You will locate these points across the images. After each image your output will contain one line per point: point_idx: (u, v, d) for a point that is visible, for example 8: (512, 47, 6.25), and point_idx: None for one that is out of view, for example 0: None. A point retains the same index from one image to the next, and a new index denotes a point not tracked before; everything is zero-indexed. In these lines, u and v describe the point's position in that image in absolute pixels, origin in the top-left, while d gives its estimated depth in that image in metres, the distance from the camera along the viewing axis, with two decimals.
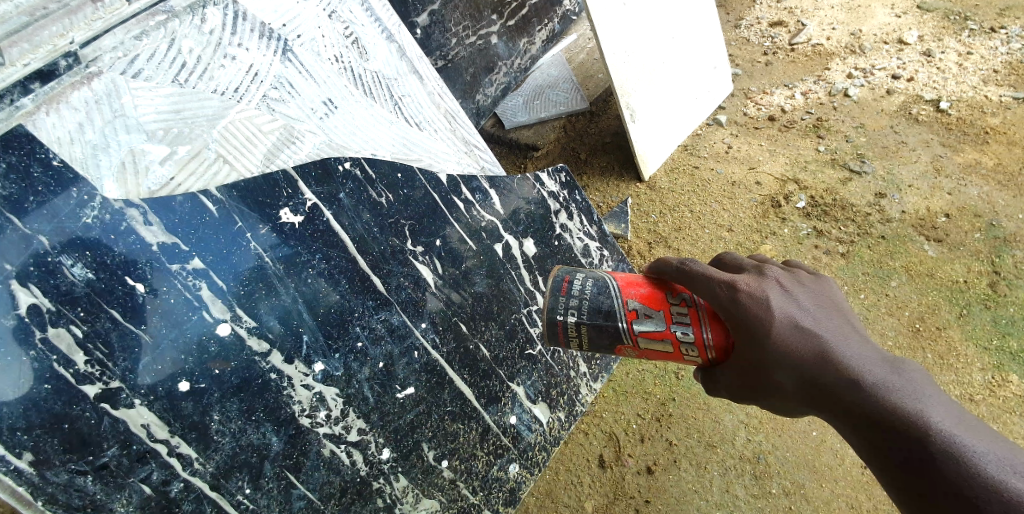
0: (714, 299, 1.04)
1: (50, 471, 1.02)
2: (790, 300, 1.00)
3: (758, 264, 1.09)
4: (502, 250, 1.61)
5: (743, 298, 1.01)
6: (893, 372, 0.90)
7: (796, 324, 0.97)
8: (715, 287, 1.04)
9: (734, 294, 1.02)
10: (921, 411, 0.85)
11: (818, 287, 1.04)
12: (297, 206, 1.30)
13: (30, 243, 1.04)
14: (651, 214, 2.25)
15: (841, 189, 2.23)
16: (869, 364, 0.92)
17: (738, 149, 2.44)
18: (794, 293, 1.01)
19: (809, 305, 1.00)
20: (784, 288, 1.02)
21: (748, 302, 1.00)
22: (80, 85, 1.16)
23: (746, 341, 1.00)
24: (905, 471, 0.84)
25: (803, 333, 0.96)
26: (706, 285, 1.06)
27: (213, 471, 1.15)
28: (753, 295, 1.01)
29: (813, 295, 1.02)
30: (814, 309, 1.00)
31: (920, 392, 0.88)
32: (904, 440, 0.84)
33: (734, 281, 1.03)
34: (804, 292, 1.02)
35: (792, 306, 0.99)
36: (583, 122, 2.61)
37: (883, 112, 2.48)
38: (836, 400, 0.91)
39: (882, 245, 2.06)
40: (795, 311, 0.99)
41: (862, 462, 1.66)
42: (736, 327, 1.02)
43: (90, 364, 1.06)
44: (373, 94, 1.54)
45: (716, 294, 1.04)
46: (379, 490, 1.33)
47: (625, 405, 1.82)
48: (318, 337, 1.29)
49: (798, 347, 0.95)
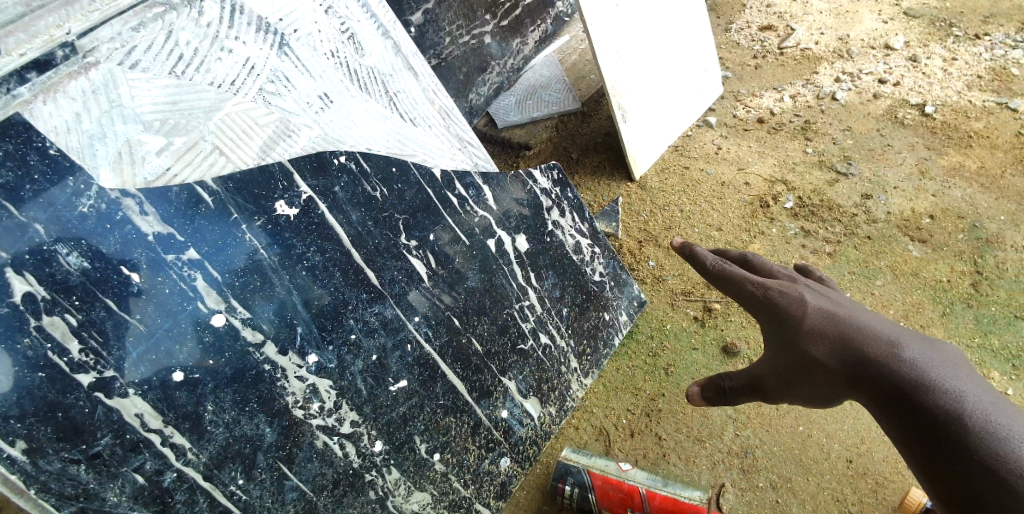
0: (746, 294, 1.32)
1: (44, 460, 1.03)
2: (812, 296, 1.25)
3: (790, 276, 1.36)
4: (495, 246, 1.62)
5: (773, 295, 1.28)
6: (933, 352, 1.07)
7: (815, 315, 1.21)
8: (747, 286, 1.32)
9: (764, 291, 1.29)
10: (951, 385, 1.00)
11: (834, 294, 1.30)
12: (292, 199, 1.31)
13: (26, 231, 1.04)
14: (641, 213, 2.28)
15: (828, 190, 2.26)
16: (911, 344, 1.09)
17: (728, 151, 2.48)
18: (821, 294, 1.27)
19: (850, 305, 1.24)
20: (820, 293, 1.28)
21: (778, 297, 1.27)
22: (77, 75, 1.17)
23: (782, 330, 1.24)
24: (913, 433, 1.01)
25: (823, 322, 1.19)
26: (741, 286, 1.34)
27: (206, 461, 1.16)
28: (781, 293, 1.27)
29: (840, 299, 1.27)
30: (839, 304, 1.25)
31: (958, 370, 1.04)
32: (911, 407, 1.02)
33: (765, 283, 1.31)
34: (834, 296, 1.28)
35: (830, 304, 1.23)
36: (575, 121, 2.63)
37: (870, 115, 2.53)
38: (864, 375, 1.10)
39: (868, 244, 2.10)
40: (817, 307, 1.22)
41: (848, 456, 1.69)
42: (772, 318, 1.26)
43: (85, 353, 1.07)
44: (368, 89, 1.55)
45: (751, 293, 1.31)
46: (371, 482, 1.35)
47: (615, 401, 1.84)
48: (312, 329, 1.30)
49: (815, 333, 1.18)
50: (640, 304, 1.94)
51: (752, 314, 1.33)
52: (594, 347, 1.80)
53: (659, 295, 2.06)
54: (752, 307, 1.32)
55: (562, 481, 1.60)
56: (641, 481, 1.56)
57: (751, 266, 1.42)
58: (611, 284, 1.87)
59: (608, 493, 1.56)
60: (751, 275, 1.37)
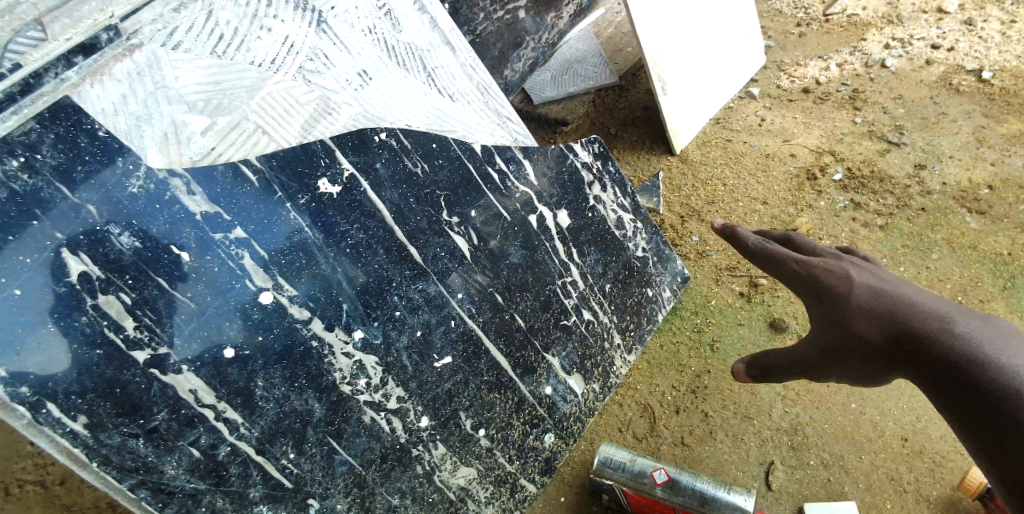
0: (788, 273, 1.30)
1: (104, 434, 1.05)
2: (857, 272, 1.22)
3: (834, 251, 1.32)
4: (536, 221, 1.60)
5: (817, 273, 1.25)
6: (985, 325, 1.03)
7: (861, 292, 1.18)
8: (790, 265, 1.29)
9: (806, 269, 1.26)
10: (1004, 359, 0.96)
11: (880, 270, 1.26)
12: (334, 176, 1.31)
13: (79, 212, 1.06)
14: (683, 188, 2.23)
15: (878, 160, 2.18)
16: (960, 318, 1.05)
17: (772, 123, 2.40)
18: (868, 272, 1.23)
19: (896, 280, 1.20)
20: (864, 269, 1.24)
21: (822, 275, 1.24)
22: (122, 57, 1.18)
23: (825, 307, 1.21)
24: (964, 409, 0.99)
25: (870, 299, 1.16)
26: (784, 265, 1.31)
27: (258, 436, 1.18)
28: (826, 270, 1.24)
29: (886, 275, 1.23)
30: (887, 280, 1.21)
31: (1013, 342, 1.00)
32: (962, 382, 0.99)
33: (809, 261, 1.27)
34: (880, 271, 1.24)
35: (875, 280, 1.20)
36: (612, 96, 2.58)
37: (922, 82, 2.42)
38: (910, 350, 1.08)
39: (921, 217, 2.02)
40: (864, 284, 1.19)
41: (903, 434, 1.64)
42: (815, 296, 1.24)
43: (139, 330, 1.09)
44: (406, 65, 1.54)
45: (794, 272, 1.28)
46: (418, 457, 1.35)
47: (660, 377, 1.82)
48: (358, 306, 1.31)
49: (861, 310, 1.16)
50: (684, 280, 1.91)
51: (796, 293, 1.30)
52: (637, 324, 1.77)
53: (703, 271, 2.02)
54: (795, 286, 1.29)
55: (598, 494, 1.56)
56: (677, 500, 1.46)
57: (794, 245, 1.37)
58: (654, 260, 1.83)
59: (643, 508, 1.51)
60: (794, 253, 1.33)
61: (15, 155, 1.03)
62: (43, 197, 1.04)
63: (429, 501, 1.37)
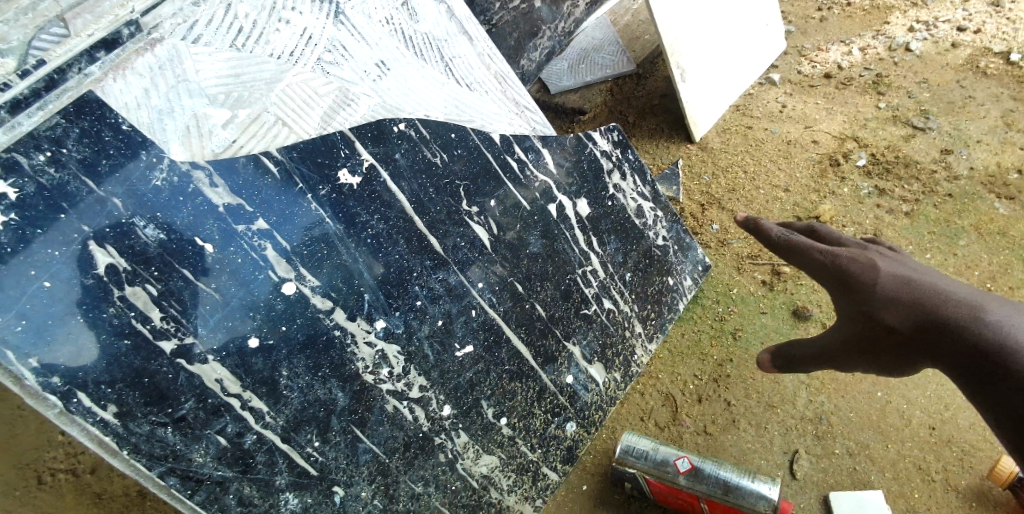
0: (810, 262, 1.26)
1: (134, 423, 1.06)
2: (883, 261, 1.19)
3: (856, 240, 1.28)
4: (556, 210, 1.60)
5: (842, 262, 1.21)
6: (1019, 315, 1.02)
7: (888, 281, 1.15)
8: (813, 254, 1.25)
9: (831, 259, 1.22)
10: None
11: (904, 258, 1.23)
12: (354, 167, 1.31)
13: (105, 205, 1.07)
14: (703, 176, 2.21)
15: (903, 146, 2.15)
16: (994, 309, 1.04)
17: (793, 109, 2.37)
18: (894, 259, 1.20)
19: (923, 269, 1.18)
20: (890, 257, 1.21)
21: (847, 265, 1.20)
22: (144, 52, 1.19)
23: (852, 298, 1.18)
24: (1001, 401, 0.98)
25: (897, 289, 1.13)
26: (806, 254, 1.26)
27: (283, 424, 1.19)
28: (850, 260, 1.20)
29: (911, 263, 1.20)
30: (913, 268, 1.18)
31: None
32: (1000, 374, 0.97)
33: (833, 250, 1.23)
34: (905, 260, 1.21)
35: (903, 269, 1.17)
36: (630, 84, 2.57)
37: (948, 66, 2.37)
38: (943, 341, 1.06)
39: (949, 203, 1.98)
40: (890, 273, 1.16)
41: (931, 423, 1.64)
42: (840, 286, 1.21)
43: (166, 320, 1.10)
44: (424, 55, 1.54)
45: (818, 262, 1.24)
46: (441, 446, 1.36)
47: (682, 366, 1.81)
48: (379, 296, 1.31)
49: (889, 300, 1.13)
50: (705, 269, 1.89)
51: (819, 282, 1.27)
52: (658, 312, 1.76)
53: (725, 259, 2.00)
54: (818, 275, 1.26)
55: (621, 483, 1.56)
56: (700, 488, 1.46)
57: (814, 232, 1.34)
58: (675, 248, 1.82)
59: (667, 497, 1.50)
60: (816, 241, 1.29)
61: (41, 150, 1.04)
62: (70, 190, 1.05)
63: (452, 489, 1.37)
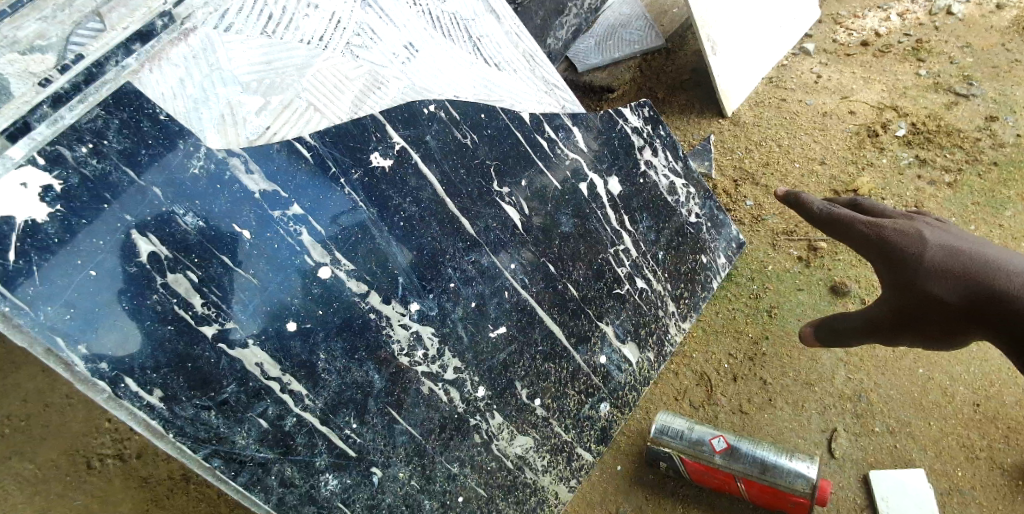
0: (854, 235, 1.27)
1: (179, 406, 1.08)
2: (929, 231, 1.19)
3: (900, 211, 1.28)
4: (587, 189, 1.58)
5: (887, 234, 1.22)
6: None
7: (935, 251, 1.15)
8: (857, 227, 1.26)
9: (875, 231, 1.23)
10: None
11: (950, 228, 1.23)
12: (386, 150, 1.31)
13: (146, 194, 1.09)
14: (736, 151, 2.16)
15: (945, 114, 2.08)
16: None
17: (829, 79, 2.30)
18: (941, 230, 1.19)
19: (970, 238, 1.18)
20: (936, 227, 1.21)
21: (892, 237, 1.21)
22: (178, 42, 1.21)
23: (897, 270, 1.19)
24: None
25: (945, 260, 1.13)
26: (850, 228, 1.27)
27: (322, 406, 1.21)
28: (895, 231, 1.21)
29: (958, 233, 1.20)
30: (960, 237, 1.18)
31: None
32: None
33: (877, 222, 1.24)
34: (951, 230, 1.21)
35: (950, 239, 1.17)
36: (659, 59, 2.52)
37: (993, 29, 2.29)
38: (992, 309, 1.08)
39: (994, 172, 1.93)
40: (937, 243, 1.16)
41: (975, 400, 1.60)
42: (885, 259, 1.21)
43: (207, 306, 1.11)
44: (451, 35, 1.54)
45: (862, 235, 1.25)
46: (476, 427, 1.37)
47: (716, 344, 1.79)
48: (413, 278, 1.32)
49: (936, 271, 1.13)
50: (739, 245, 1.86)
51: (863, 256, 1.27)
52: (692, 291, 1.74)
53: (759, 235, 1.96)
54: (861, 248, 1.27)
55: (656, 462, 1.56)
56: (736, 467, 1.45)
57: (858, 207, 1.34)
58: (708, 225, 1.79)
59: (703, 476, 1.50)
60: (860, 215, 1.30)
61: (83, 142, 1.05)
62: (112, 181, 1.06)
63: (488, 470, 1.38)
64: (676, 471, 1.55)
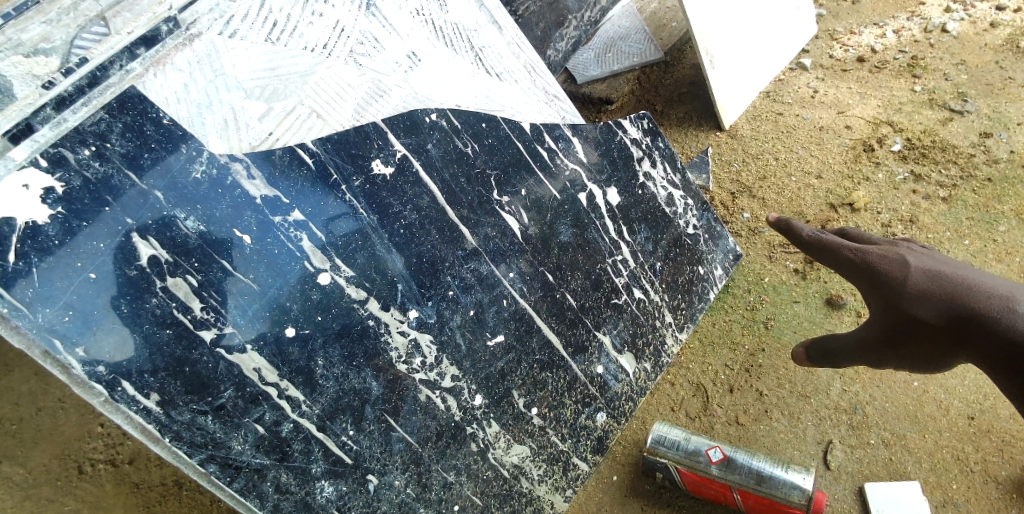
0: (839, 261, 1.29)
1: (175, 410, 1.07)
2: (912, 255, 1.21)
3: (884, 237, 1.30)
4: (587, 200, 1.59)
5: (871, 259, 1.23)
6: None
7: (918, 275, 1.17)
8: (843, 252, 1.27)
9: (860, 256, 1.25)
10: None
11: (933, 252, 1.25)
12: (387, 158, 1.32)
13: (147, 198, 1.09)
14: (733, 163, 2.18)
15: (940, 129, 2.11)
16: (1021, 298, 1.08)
17: (825, 94, 2.33)
18: (924, 254, 1.22)
19: (952, 262, 1.20)
20: (919, 252, 1.23)
21: (877, 261, 1.23)
22: (182, 47, 1.21)
23: (882, 293, 1.21)
24: None
25: (928, 283, 1.16)
26: (837, 253, 1.29)
27: (319, 413, 1.20)
28: (879, 256, 1.23)
29: (941, 256, 1.22)
30: (943, 261, 1.20)
31: None
32: None
33: (862, 248, 1.26)
34: (933, 254, 1.23)
35: (932, 263, 1.19)
36: (658, 72, 2.55)
37: (987, 46, 2.33)
38: (974, 331, 1.10)
39: (988, 187, 1.96)
40: (920, 267, 1.19)
41: (970, 413, 1.61)
42: (871, 283, 1.23)
43: (206, 310, 1.11)
44: (454, 45, 1.56)
45: (848, 260, 1.26)
46: (472, 435, 1.37)
47: (713, 356, 1.80)
48: (412, 286, 1.32)
49: (920, 294, 1.16)
50: (736, 257, 1.87)
51: (850, 279, 1.29)
52: (689, 302, 1.75)
53: (756, 248, 1.98)
54: (848, 272, 1.28)
55: (653, 473, 1.56)
56: (733, 479, 1.45)
57: (847, 235, 1.36)
58: (705, 237, 1.81)
59: (698, 487, 1.50)
60: (846, 240, 1.32)
61: (86, 144, 1.06)
62: (114, 184, 1.07)
63: (484, 479, 1.38)
64: (671, 481, 1.55)
